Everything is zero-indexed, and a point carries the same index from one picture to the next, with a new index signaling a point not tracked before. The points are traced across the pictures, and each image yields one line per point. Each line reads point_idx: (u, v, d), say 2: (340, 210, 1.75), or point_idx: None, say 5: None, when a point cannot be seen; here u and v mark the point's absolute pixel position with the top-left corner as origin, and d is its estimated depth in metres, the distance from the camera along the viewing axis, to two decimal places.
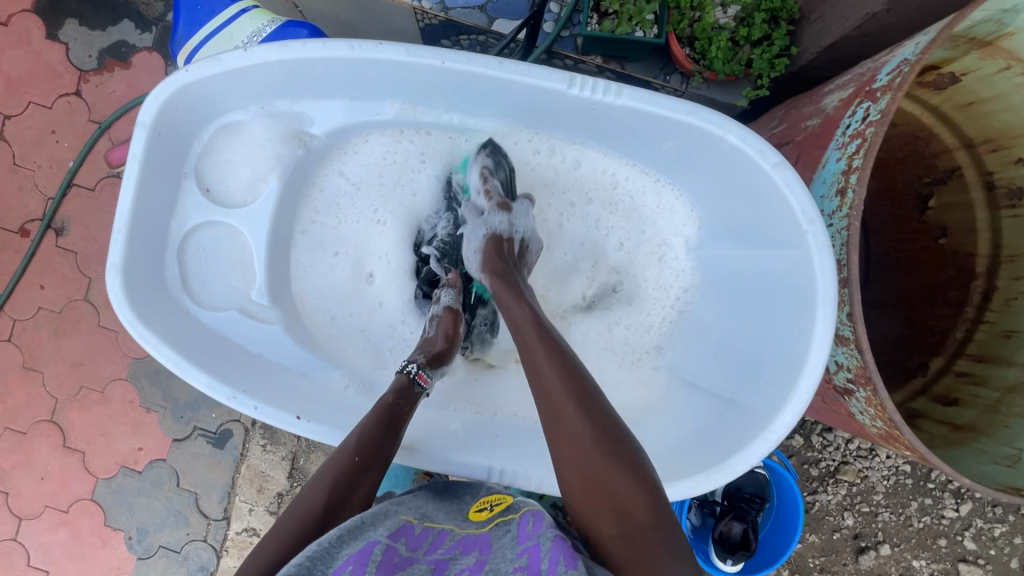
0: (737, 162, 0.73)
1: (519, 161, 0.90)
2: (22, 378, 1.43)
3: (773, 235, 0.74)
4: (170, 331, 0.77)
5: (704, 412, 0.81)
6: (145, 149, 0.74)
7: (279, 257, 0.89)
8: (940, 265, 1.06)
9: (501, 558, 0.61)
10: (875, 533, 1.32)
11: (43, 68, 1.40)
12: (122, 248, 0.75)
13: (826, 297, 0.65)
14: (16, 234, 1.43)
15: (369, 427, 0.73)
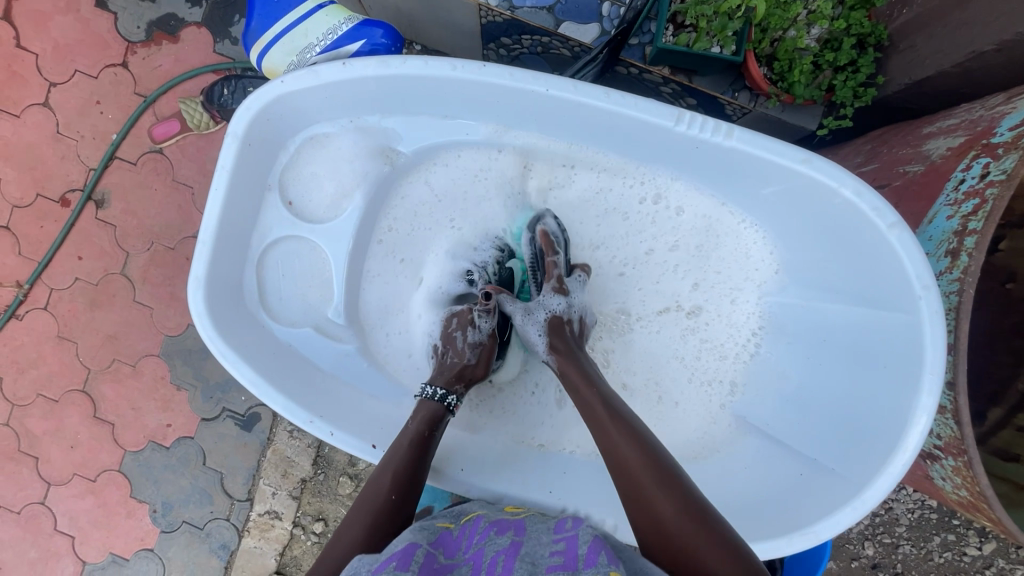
0: (846, 218, 0.71)
1: (612, 197, 0.87)
2: (56, 347, 1.43)
3: (879, 296, 0.72)
4: (247, 346, 0.77)
5: (782, 467, 0.80)
6: (235, 161, 0.74)
7: (354, 273, 0.87)
8: (1007, 309, 0.98)
9: (538, 544, 0.58)
10: (893, 564, 1.31)
11: (90, 36, 1.38)
12: (206, 259, 0.74)
13: (934, 367, 0.64)
14: (55, 203, 1.41)
15: (399, 464, 0.70)
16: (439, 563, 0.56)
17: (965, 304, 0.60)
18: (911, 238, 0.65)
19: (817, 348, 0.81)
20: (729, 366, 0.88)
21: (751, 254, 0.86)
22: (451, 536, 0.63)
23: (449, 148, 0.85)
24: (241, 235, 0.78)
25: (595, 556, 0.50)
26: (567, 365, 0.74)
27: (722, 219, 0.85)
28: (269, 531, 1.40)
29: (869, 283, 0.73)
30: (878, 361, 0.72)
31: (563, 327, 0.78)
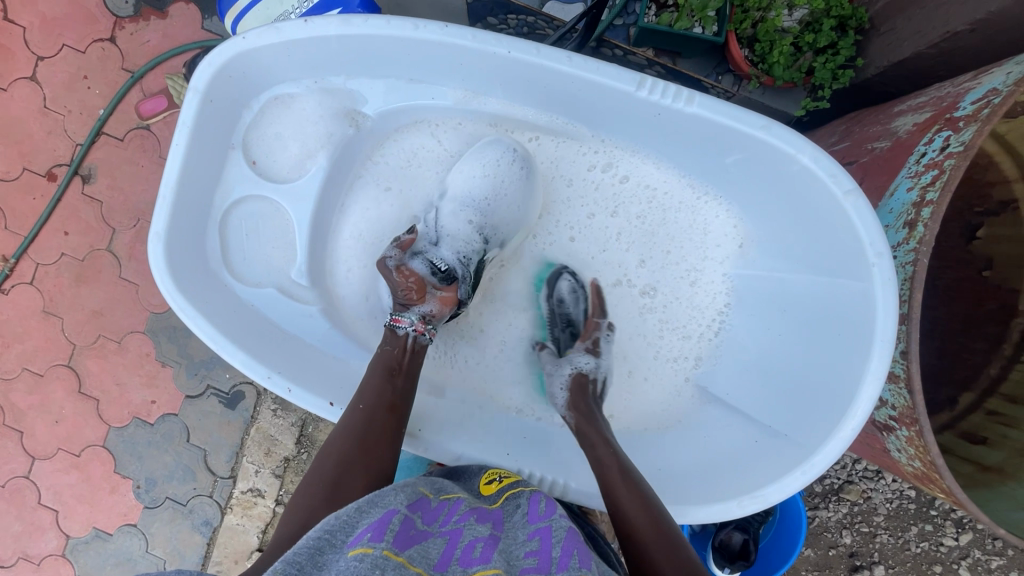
0: (804, 186, 0.71)
1: (570, 163, 0.88)
2: (41, 322, 1.43)
3: (836, 264, 0.72)
4: (207, 305, 0.77)
5: (740, 436, 0.80)
6: (196, 117, 0.73)
7: (320, 237, 0.87)
8: (980, 299, 1.01)
9: (513, 540, 0.59)
10: (870, 553, 1.32)
11: (78, 11, 1.37)
12: (166, 216, 0.74)
13: (885, 334, 0.65)
14: (42, 178, 1.41)
15: (372, 377, 0.75)
16: (415, 531, 0.55)
17: (918, 274, 0.61)
18: (867, 207, 0.66)
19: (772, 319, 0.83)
20: (686, 338, 0.89)
21: (710, 228, 0.86)
22: (428, 506, 0.62)
23: (414, 113, 0.85)
24: (203, 193, 0.78)
25: (568, 560, 0.52)
26: (584, 424, 0.75)
27: (681, 192, 0.85)
28: (251, 509, 1.40)
29: (829, 253, 0.73)
30: (834, 331, 0.73)
31: (586, 384, 0.81)
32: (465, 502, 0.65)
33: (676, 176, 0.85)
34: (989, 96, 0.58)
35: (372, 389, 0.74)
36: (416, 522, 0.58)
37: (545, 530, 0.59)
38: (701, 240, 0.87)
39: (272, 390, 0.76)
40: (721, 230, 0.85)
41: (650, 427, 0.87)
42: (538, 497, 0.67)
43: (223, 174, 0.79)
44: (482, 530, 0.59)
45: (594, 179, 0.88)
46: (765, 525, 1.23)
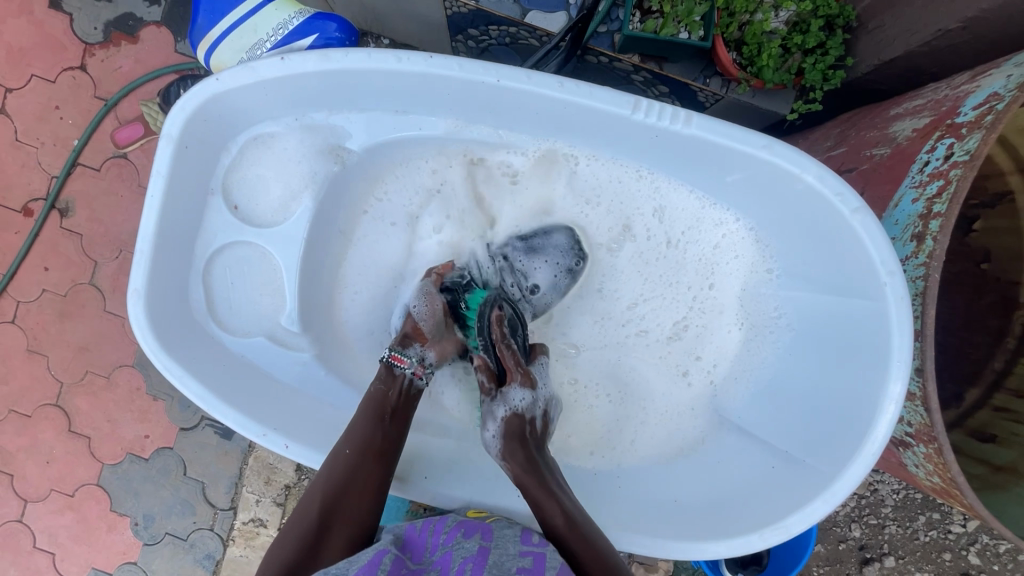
0: (809, 204, 0.70)
1: (575, 186, 0.85)
2: (26, 361, 1.39)
3: (849, 283, 0.71)
4: (194, 360, 0.73)
5: (756, 461, 0.79)
6: (172, 164, 0.69)
7: (314, 278, 0.83)
8: (980, 291, 1.00)
9: (504, 552, 0.62)
10: (880, 545, 1.31)
11: (46, 39, 1.33)
12: (145, 271, 0.70)
13: (901, 354, 0.64)
14: (19, 213, 1.37)
15: (360, 419, 0.71)
16: (407, 568, 0.59)
17: (930, 288, 0.60)
18: (875, 224, 0.65)
19: (800, 345, 0.80)
20: (711, 368, 0.86)
21: (740, 254, 0.83)
22: (415, 535, 0.66)
23: (407, 144, 0.82)
24: (186, 243, 0.75)
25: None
26: (518, 319, 0.72)
27: (710, 217, 0.83)
28: (253, 540, 1.36)
29: (839, 273, 0.72)
30: (851, 352, 0.71)
31: (522, 280, 0.79)
32: (452, 523, 0.68)
33: (708, 201, 0.82)
34: (991, 102, 0.57)
35: (362, 434, 0.70)
36: (408, 561, 0.61)
37: (538, 554, 0.61)
38: (730, 268, 0.84)
39: (267, 447, 0.73)
40: (739, 251, 0.83)
41: (666, 455, 0.85)
42: (525, 526, 0.67)
43: (204, 221, 0.75)
44: (472, 547, 0.63)
45: (621, 204, 0.84)
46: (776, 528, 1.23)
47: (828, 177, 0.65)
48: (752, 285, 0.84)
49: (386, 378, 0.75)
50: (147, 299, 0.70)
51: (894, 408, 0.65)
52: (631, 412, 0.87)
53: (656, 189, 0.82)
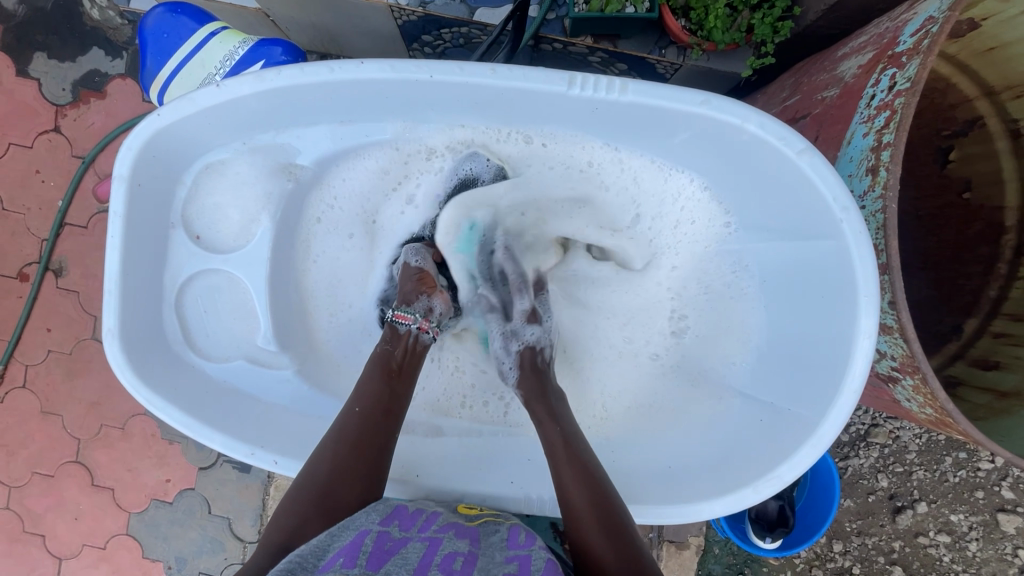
0: (756, 153, 0.69)
1: (525, 166, 0.84)
2: (42, 423, 1.41)
3: (804, 224, 0.71)
4: (177, 391, 0.74)
5: (743, 416, 0.79)
6: (126, 205, 0.69)
7: (281, 296, 0.84)
8: (967, 221, 1.00)
9: (491, 558, 0.61)
10: (910, 492, 1.30)
11: (17, 106, 1.35)
12: (115, 311, 0.71)
13: (867, 291, 0.63)
14: (15, 279, 1.39)
15: (370, 383, 0.74)
16: (391, 541, 0.60)
17: (890, 220, 0.58)
18: (824, 162, 0.64)
19: (772, 296, 0.80)
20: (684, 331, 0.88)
21: (693, 214, 0.83)
22: (406, 515, 0.67)
23: (354, 150, 0.81)
24: (152, 278, 0.75)
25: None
26: (535, 404, 0.74)
27: (656, 182, 0.82)
28: None
29: (794, 216, 0.72)
30: (818, 293, 0.71)
31: (535, 356, 0.80)
32: (444, 517, 0.69)
33: (659, 171, 0.81)
34: (927, 27, 0.57)
35: (370, 396, 0.73)
36: (393, 533, 0.62)
37: (523, 556, 0.60)
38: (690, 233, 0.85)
39: (258, 465, 0.74)
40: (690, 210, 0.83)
41: (653, 425, 0.85)
42: (516, 529, 0.67)
43: (168, 255, 0.76)
44: (460, 545, 0.62)
45: (573, 185, 0.85)
46: (798, 488, 1.27)
47: (768, 124, 0.64)
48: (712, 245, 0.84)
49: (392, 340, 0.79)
50: (123, 338, 0.71)
51: (870, 343, 0.64)
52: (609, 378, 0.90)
53: (605, 165, 0.82)
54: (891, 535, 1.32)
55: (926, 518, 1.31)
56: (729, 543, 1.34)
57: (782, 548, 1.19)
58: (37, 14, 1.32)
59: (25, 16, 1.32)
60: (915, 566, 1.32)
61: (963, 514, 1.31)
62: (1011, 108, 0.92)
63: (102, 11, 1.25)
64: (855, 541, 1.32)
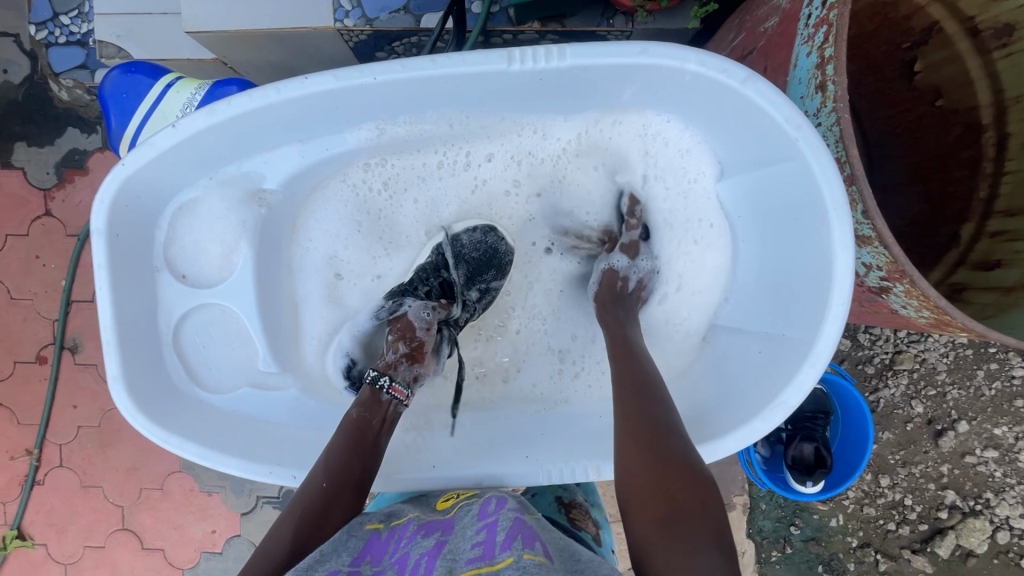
0: (704, 91, 0.69)
1: (488, 147, 0.86)
2: (85, 497, 1.44)
3: (761, 151, 0.71)
4: (190, 426, 0.77)
5: (744, 352, 0.80)
6: (109, 257, 0.71)
7: (276, 318, 0.86)
8: (945, 128, 0.99)
9: (460, 537, 0.62)
10: (948, 413, 1.28)
11: (8, 198, 1.38)
12: (116, 359, 0.73)
13: (835, 201, 0.64)
14: (35, 363, 1.42)
15: (337, 450, 0.70)
16: None
17: (844, 131, 0.60)
18: (769, 85, 0.64)
19: (740, 228, 0.82)
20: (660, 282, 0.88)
21: (656, 161, 0.84)
22: (378, 543, 0.65)
23: (323, 166, 0.82)
24: (147, 323, 0.77)
25: (509, 542, 0.56)
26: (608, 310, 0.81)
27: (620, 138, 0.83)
28: None
29: (750, 148, 0.73)
30: (788, 215, 0.72)
31: (615, 282, 0.84)
32: (413, 521, 0.68)
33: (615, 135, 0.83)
34: None
35: (337, 460, 0.69)
36: (365, 572, 0.60)
37: (491, 523, 0.61)
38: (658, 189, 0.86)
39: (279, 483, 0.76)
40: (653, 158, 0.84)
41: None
42: (489, 497, 0.68)
43: (157, 298, 0.78)
44: (428, 543, 0.62)
45: (531, 161, 0.87)
46: (831, 427, 1.26)
47: (708, 59, 0.64)
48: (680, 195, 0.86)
49: (369, 405, 0.75)
50: (128, 384, 0.74)
51: (851, 256, 0.65)
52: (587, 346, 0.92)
53: (562, 136, 0.84)
54: (937, 460, 1.29)
55: (969, 436, 1.29)
56: (775, 496, 1.32)
57: (824, 490, 1.19)
58: (11, 105, 1.35)
59: None
60: (968, 487, 1.30)
61: (1007, 426, 1.28)
62: (965, 8, 0.91)
63: (69, 90, 1.33)
64: (901, 472, 1.30)
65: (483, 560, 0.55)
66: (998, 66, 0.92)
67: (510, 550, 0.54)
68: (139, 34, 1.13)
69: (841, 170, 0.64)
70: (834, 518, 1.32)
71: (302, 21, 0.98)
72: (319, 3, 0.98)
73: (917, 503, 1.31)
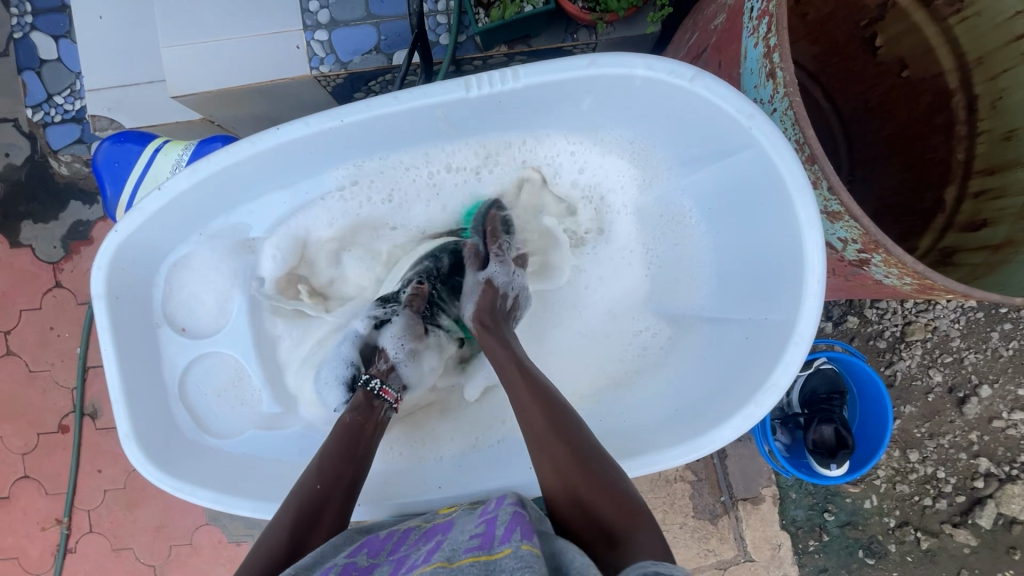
0: (660, 93, 0.71)
1: (466, 170, 0.87)
2: (116, 560, 1.45)
3: (724, 142, 0.73)
4: (203, 474, 0.79)
5: (733, 340, 0.81)
6: (111, 319, 0.74)
7: (274, 359, 0.87)
8: (914, 97, 1.00)
9: (461, 531, 0.64)
10: (968, 379, 1.26)
11: (19, 275, 1.43)
12: (127, 417, 0.75)
13: (797, 183, 0.66)
14: (57, 433, 1.45)
15: (331, 452, 0.72)
16: (358, 571, 0.61)
17: (798, 115, 0.62)
18: (718, 80, 0.67)
19: (716, 218, 0.83)
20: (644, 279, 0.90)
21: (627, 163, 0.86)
22: (377, 542, 0.68)
23: (303, 206, 0.84)
24: (153, 379, 0.79)
25: (509, 534, 0.57)
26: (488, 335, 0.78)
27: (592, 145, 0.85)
28: None
29: (711, 140, 0.75)
30: (755, 201, 0.74)
31: (496, 296, 0.83)
32: (416, 531, 0.70)
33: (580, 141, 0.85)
34: None
35: (331, 465, 0.71)
36: (361, 562, 0.63)
37: (491, 520, 0.62)
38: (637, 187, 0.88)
39: None
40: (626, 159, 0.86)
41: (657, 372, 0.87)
42: (493, 499, 0.70)
43: (161, 353, 0.80)
44: (431, 544, 0.64)
45: (502, 176, 0.88)
46: (849, 407, 1.24)
47: (656, 64, 0.66)
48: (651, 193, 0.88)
49: (362, 410, 0.77)
50: (140, 439, 0.76)
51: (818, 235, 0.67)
52: (588, 351, 0.93)
53: (531, 149, 0.86)
54: (964, 428, 1.27)
55: (994, 400, 1.27)
56: (803, 484, 1.30)
57: (850, 471, 1.17)
58: (15, 186, 1.41)
59: (4, 192, 1.41)
60: (1000, 453, 1.27)
61: None
62: None
63: (69, 165, 1.38)
64: (930, 446, 1.28)
65: (481, 550, 0.56)
66: (956, 31, 0.94)
67: (509, 542, 0.55)
68: (129, 105, 1.19)
69: (800, 153, 0.66)
70: (867, 500, 1.29)
71: (279, 73, 1.03)
72: (293, 54, 1.03)
73: (950, 475, 1.28)
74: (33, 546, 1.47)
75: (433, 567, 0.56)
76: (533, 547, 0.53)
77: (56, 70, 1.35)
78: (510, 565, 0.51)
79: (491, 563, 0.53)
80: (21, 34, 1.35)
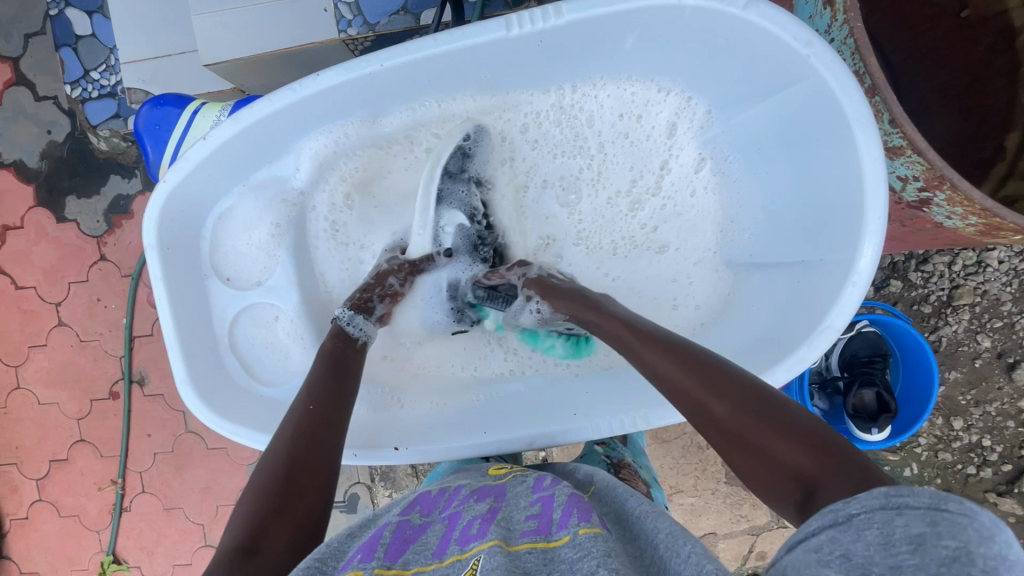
0: (703, 25, 0.70)
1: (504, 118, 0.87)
2: (169, 519, 1.52)
3: (770, 73, 0.73)
4: (251, 420, 0.81)
5: (783, 284, 0.79)
6: (163, 267, 0.77)
7: (315, 310, 0.89)
8: (974, 39, 0.93)
9: (515, 506, 0.64)
10: (1021, 345, 1.20)
11: (67, 248, 1.48)
12: (182, 363, 0.78)
13: (859, 112, 0.65)
14: (109, 399, 1.51)
15: (317, 375, 0.74)
16: (410, 530, 0.62)
17: (859, 40, 0.63)
18: (772, 6, 0.66)
19: (762, 161, 0.82)
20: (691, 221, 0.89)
21: (672, 105, 0.85)
22: (428, 499, 0.70)
23: (346, 155, 0.86)
24: (204, 328, 0.81)
25: (567, 518, 0.57)
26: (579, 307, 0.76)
27: (634, 87, 0.84)
28: None
29: (765, 73, 0.73)
30: (808, 135, 0.73)
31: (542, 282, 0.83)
32: (468, 487, 0.71)
33: (621, 85, 0.83)
34: None
35: (319, 388, 0.72)
36: (413, 521, 0.65)
37: (545, 496, 0.63)
38: (679, 130, 0.86)
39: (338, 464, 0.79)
40: (668, 99, 0.84)
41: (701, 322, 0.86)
42: (543, 473, 0.71)
43: (210, 303, 0.83)
44: (482, 505, 0.65)
45: (542, 125, 0.88)
46: (892, 369, 1.19)
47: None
48: (698, 137, 0.86)
49: (341, 337, 0.81)
50: (194, 384, 0.78)
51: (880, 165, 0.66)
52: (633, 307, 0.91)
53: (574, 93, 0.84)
54: (1013, 395, 1.22)
55: None
56: None
57: (893, 436, 1.12)
58: (59, 163, 1.45)
59: (51, 169, 1.46)
60: None
61: None
62: None
63: (108, 140, 1.39)
64: (976, 413, 1.23)
65: (539, 535, 0.57)
66: None
67: (567, 528, 0.56)
68: (163, 76, 1.21)
69: (862, 83, 0.66)
70: (907, 468, 1.26)
71: (308, 37, 1.02)
72: (321, 16, 1.02)
73: (997, 443, 1.23)
74: (92, 504, 1.55)
75: (491, 544, 0.55)
76: (591, 530, 0.54)
77: (91, 45, 1.35)
78: (571, 555, 0.51)
79: (550, 550, 0.54)
80: (56, 11, 1.37)
